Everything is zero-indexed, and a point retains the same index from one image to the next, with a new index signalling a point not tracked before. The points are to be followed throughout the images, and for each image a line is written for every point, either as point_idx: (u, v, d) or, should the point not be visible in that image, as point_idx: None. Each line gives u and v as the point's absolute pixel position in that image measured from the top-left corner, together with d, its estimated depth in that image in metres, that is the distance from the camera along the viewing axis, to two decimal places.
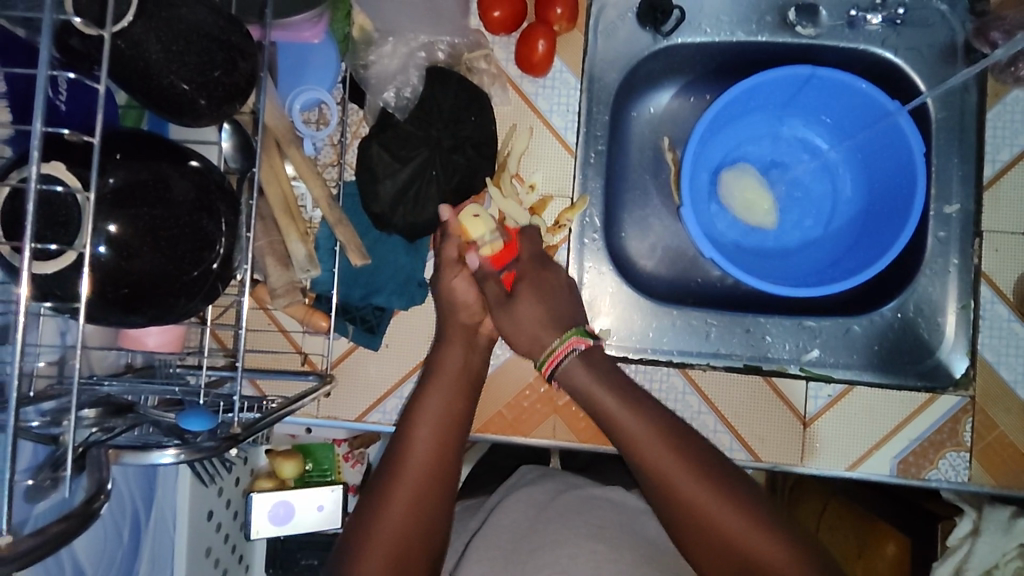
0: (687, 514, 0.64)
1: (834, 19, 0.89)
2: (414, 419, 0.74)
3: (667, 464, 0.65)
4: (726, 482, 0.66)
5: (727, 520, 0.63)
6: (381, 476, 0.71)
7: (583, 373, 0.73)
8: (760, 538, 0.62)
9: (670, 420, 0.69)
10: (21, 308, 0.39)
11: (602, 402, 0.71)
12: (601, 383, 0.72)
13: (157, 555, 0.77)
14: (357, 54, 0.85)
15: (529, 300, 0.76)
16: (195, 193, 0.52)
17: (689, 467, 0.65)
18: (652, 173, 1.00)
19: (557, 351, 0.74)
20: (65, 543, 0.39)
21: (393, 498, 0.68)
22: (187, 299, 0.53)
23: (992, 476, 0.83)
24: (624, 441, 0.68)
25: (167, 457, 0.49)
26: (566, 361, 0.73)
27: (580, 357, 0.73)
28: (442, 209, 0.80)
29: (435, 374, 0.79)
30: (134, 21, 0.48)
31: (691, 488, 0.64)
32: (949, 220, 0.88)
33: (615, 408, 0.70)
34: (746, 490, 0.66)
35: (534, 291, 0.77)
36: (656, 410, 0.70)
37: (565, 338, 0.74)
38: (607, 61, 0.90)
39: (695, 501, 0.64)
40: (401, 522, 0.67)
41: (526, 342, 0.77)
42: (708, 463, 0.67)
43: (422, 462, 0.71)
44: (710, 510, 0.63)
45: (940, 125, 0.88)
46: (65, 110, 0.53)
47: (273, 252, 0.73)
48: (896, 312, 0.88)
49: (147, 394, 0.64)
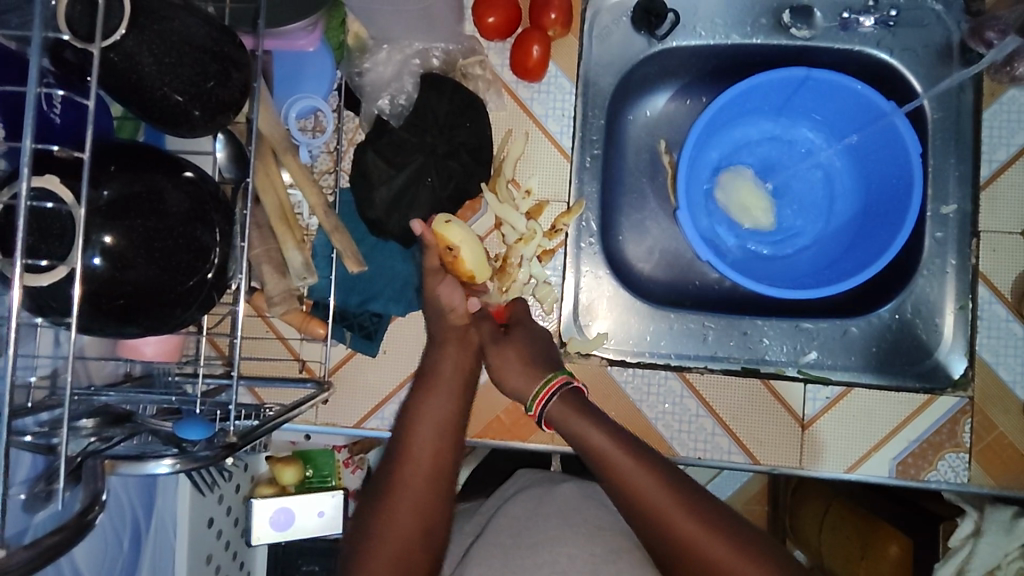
0: (671, 540, 0.63)
1: (828, 21, 0.89)
2: (410, 429, 0.74)
3: (654, 491, 0.65)
4: (711, 510, 0.65)
5: (710, 545, 0.62)
6: (379, 487, 0.70)
7: (568, 410, 0.75)
8: (745, 564, 0.61)
9: (651, 453, 0.69)
10: (13, 321, 0.39)
11: (588, 437, 0.71)
12: (582, 416, 0.73)
13: (157, 562, 0.78)
14: (352, 62, 0.85)
15: (520, 344, 0.81)
16: (190, 205, 0.52)
17: (673, 496, 0.65)
18: (649, 176, 1.00)
19: (543, 391, 0.77)
20: (58, 555, 0.39)
21: (391, 510, 0.68)
22: (183, 309, 0.54)
23: (992, 477, 0.83)
24: (609, 474, 0.68)
25: (164, 467, 0.50)
26: (555, 401, 0.76)
27: (568, 393, 0.77)
28: (414, 224, 0.78)
29: (431, 382, 0.79)
30: (125, 34, 0.48)
31: (677, 512, 0.64)
32: (946, 220, 0.87)
33: (600, 442, 0.70)
34: (731, 518, 0.65)
35: (525, 337, 0.82)
36: (637, 443, 0.71)
37: (548, 379, 0.77)
38: (602, 66, 0.91)
39: (682, 527, 0.63)
40: (400, 533, 0.66)
41: (516, 381, 0.79)
42: (692, 492, 0.66)
43: (422, 472, 0.70)
44: (695, 537, 0.63)
45: (935, 125, 0.88)
46: (59, 122, 0.52)
47: (269, 260, 0.74)
48: (894, 314, 0.88)
49: (145, 403, 0.64)
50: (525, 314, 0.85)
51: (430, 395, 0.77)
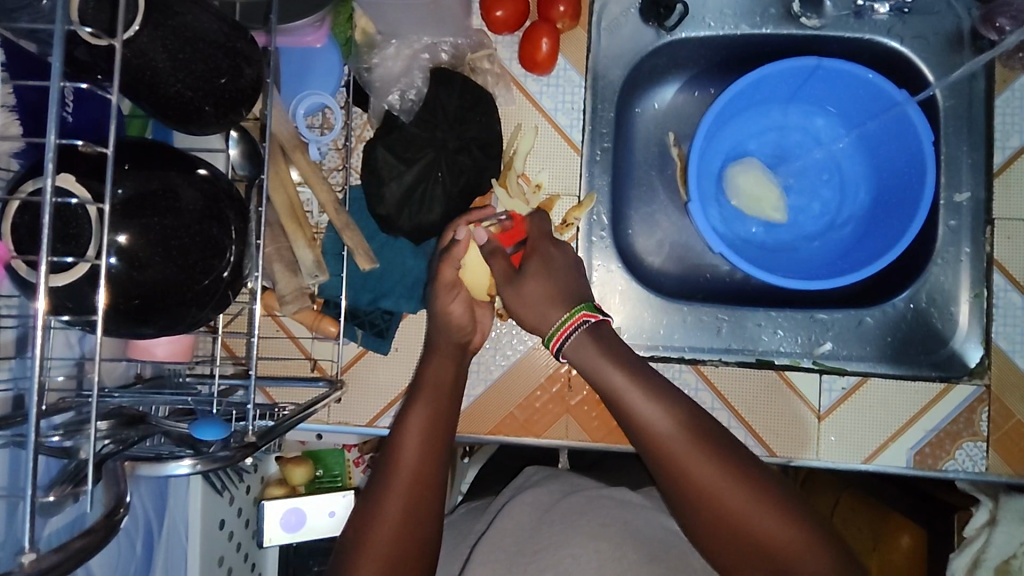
0: (717, 515, 0.61)
1: (839, 10, 0.88)
2: (400, 432, 0.72)
3: (673, 440, 0.64)
4: (733, 460, 0.64)
5: (759, 520, 0.61)
6: (370, 489, 0.68)
7: (593, 349, 0.70)
8: (771, 520, 0.61)
9: (678, 398, 0.67)
10: (37, 321, 0.39)
11: (609, 378, 0.68)
12: (611, 358, 0.69)
13: (169, 566, 0.77)
14: (361, 57, 0.84)
15: (538, 279, 0.76)
16: (205, 202, 0.52)
17: (694, 445, 0.63)
18: (658, 169, 0.99)
19: (566, 325, 0.72)
20: (86, 558, 0.38)
21: (381, 511, 0.65)
22: (199, 308, 0.53)
23: (1010, 466, 0.82)
24: (630, 421, 0.66)
25: (184, 467, 0.49)
26: (573, 339, 0.72)
27: (588, 332, 0.72)
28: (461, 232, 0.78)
29: (421, 387, 0.77)
30: (140, 30, 0.47)
31: (727, 487, 0.62)
32: (960, 208, 0.87)
33: (629, 386, 0.67)
34: (755, 470, 0.64)
35: (542, 271, 0.76)
36: (671, 393, 0.67)
37: (573, 313, 0.73)
38: (611, 59, 0.90)
39: (732, 503, 0.61)
40: (395, 526, 0.65)
41: (534, 319, 0.76)
42: (733, 455, 0.64)
43: (410, 471, 0.68)
44: (722, 494, 0.62)
45: (948, 112, 0.87)
46: (72, 121, 0.54)
47: (281, 258, 0.73)
48: (909, 303, 0.88)
49: (158, 404, 0.63)
50: (542, 240, 0.80)
51: (416, 399, 0.75)
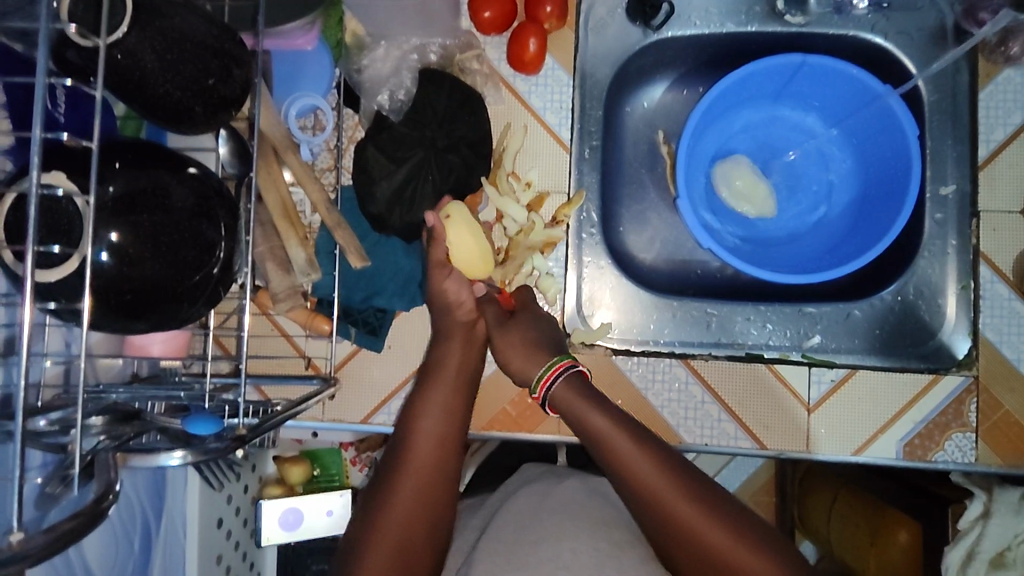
0: (697, 553, 0.64)
1: (822, 6, 0.89)
2: (409, 428, 0.75)
3: (653, 476, 0.66)
4: (711, 497, 0.66)
5: (740, 557, 0.63)
6: (383, 478, 0.72)
7: (571, 394, 0.75)
8: (751, 558, 0.63)
9: (655, 442, 0.70)
10: (25, 311, 0.40)
11: (588, 418, 0.72)
12: (589, 401, 0.73)
13: (167, 563, 0.78)
14: (351, 59, 0.85)
15: (522, 327, 0.81)
16: (195, 200, 0.53)
17: (673, 484, 0.66)
18: (648, 167, 1.00)
19: (555, 367, 0.77)
20: (75, 540, 0.39)
21: (390, 502, 0.69)
22: (189, 304, 0.54)
23: (999, 456, 0.82)
24: (608, 460, 0.69)
25: (175, 458, 0.50)
26: (559, 383, 0.76)
27: (572, 375, 0.77)
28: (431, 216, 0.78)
29: (432, 375, 0.79)
30: (129, 31, 0.48)
31: (707, 525, 0.64)
32: (946, 201, 0.88)
33: (606, 425, 0.71)
34: (734, 508, 0.66)
35: (529, 322, 0.82)
36: (644, 432, 0.71)
37: (564, 359, 0.78)
38: (598, 58, 0.91)
39: (711, 540, 0.63)
40: (401, 523, 0.68)
41: (519, 363, 0.80)
42: (711, 494, 0.67)
43: (419, 467, 0.71)
44: (702, 530, 0.64)
45: (932, 106, 0.89)
46: (64, 121, 0.55)
47: (274, 258, 0.74)
48: (896, 295, 0.89)
49: (153, 399, 0.65)
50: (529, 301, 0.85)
51: (427, 393, 0.77)
